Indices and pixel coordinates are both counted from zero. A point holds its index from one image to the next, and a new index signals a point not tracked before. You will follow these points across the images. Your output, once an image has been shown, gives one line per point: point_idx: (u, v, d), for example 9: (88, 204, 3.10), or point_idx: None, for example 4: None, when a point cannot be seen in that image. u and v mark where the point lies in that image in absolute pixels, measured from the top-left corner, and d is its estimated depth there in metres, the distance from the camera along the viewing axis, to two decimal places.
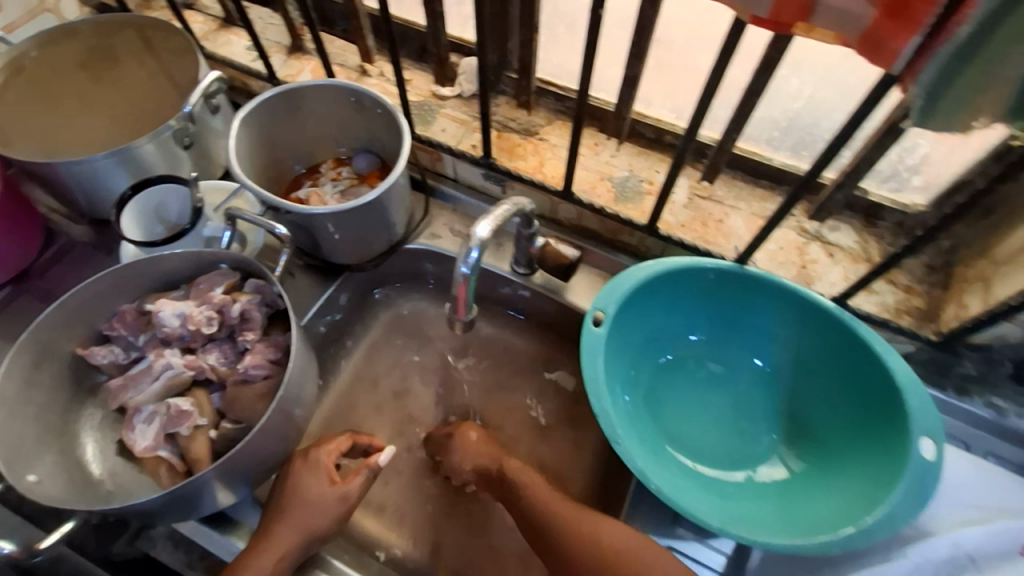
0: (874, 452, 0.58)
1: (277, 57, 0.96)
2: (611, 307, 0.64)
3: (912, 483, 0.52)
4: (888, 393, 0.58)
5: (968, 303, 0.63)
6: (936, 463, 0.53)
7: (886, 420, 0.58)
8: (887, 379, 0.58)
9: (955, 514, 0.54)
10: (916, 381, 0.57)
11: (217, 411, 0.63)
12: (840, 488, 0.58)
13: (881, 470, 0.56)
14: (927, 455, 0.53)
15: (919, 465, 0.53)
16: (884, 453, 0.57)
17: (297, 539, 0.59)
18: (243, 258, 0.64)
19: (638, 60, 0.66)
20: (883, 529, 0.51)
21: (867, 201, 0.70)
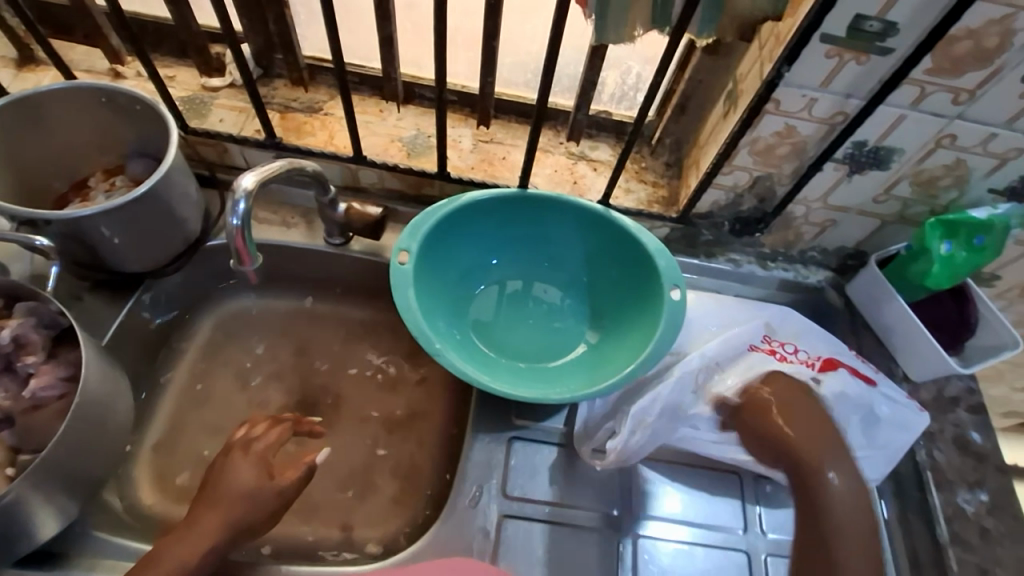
0: (644, 310, 0.72)
1: (4, 72, 0.86)
2: (414, 245, 0.70)
3: (668, 318, 0.67)
4: (644, 261, 0.72)
5: (691, 182, 0.80)
6: (683, 304, 0.68)
7: (645, 281, 0.73)
8: (640, 249, 0.72)
9: (702, 336, 0.70)
10: (658, 245, 0.72)
11: (10, 448, 0.57)
12: (627, 343, 0.71)
13: (648, 318, 0.70)
14: (675, 297, 0.69)
15: (670, 305, 0.68)
16: (648, 306, 0.71)
17: (224, 533, 0.58)
18: (7, 280, 0.59)
19: (386, 20, 0.72)
20: (654, 358, 0.65)
21: (613, 120, 0.85)
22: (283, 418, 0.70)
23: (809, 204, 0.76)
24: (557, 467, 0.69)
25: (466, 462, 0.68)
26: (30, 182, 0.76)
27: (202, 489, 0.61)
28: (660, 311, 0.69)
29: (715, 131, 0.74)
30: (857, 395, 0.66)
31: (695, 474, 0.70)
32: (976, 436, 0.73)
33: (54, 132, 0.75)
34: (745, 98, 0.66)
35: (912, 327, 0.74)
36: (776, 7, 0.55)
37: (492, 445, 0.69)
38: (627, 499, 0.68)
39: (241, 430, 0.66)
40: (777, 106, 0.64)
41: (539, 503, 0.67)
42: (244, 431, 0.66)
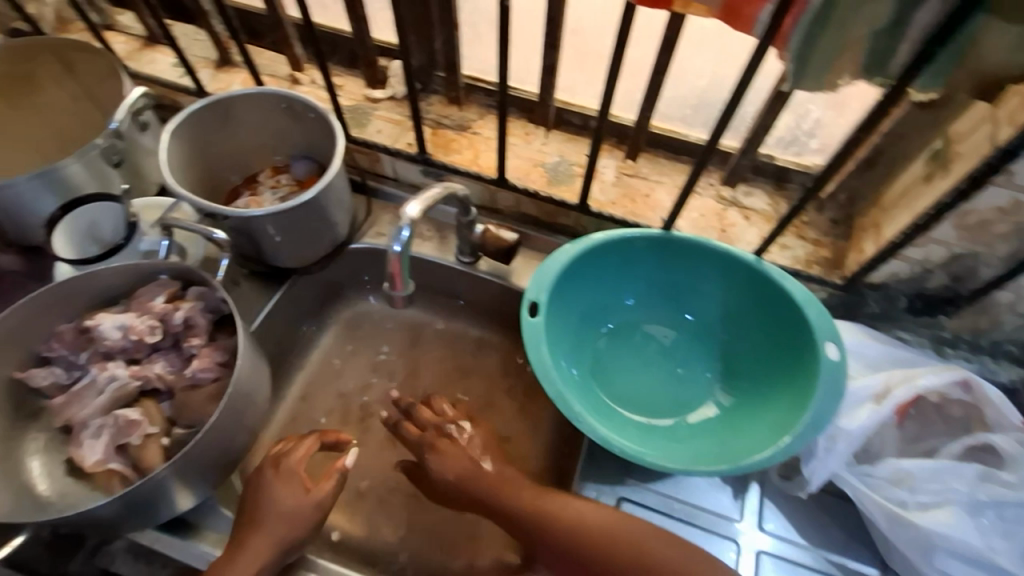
0: (791, 370, 0.64)
1: (205, 72, 0.97)
2: (543, 295, 0.67)
3: (828, 384, 0.59)
4: (794, 315, 0.65)
5: (865, 247, 0.70)
6: (841, 362, 0.61)
7: (795, 335, 0.65)
8: (787, 299, 0.65)
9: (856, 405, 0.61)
10: (811, 295, 0.64)
11: (167, 418, 0.63)
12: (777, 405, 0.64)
13: (800, 378, 0.63)
14: (833, 356, 0.61)
15: (829, 365, 0.60)
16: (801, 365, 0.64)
17: (273, 549, 0.60)
18: (184, 265, 0.65)
19: (553, 48, 0.70)
20: (814, 429, 0.57)
21: (774, 166, 0.77)
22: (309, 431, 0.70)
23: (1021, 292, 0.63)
24: None
25: None
26: (213, 173, 0.84)
27: (243, 507, 0.64)
28: (813, 372, 0.61)
29: (909, 196, 0.63)
30: None
31: None
32: None
33: (238, 131, 0.82)
34: (962, 165, 0.56)
35: None
36: None
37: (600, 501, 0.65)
38: None
39: (275, 448, 0.68)
40: (1007, 180, 0.53)
41: None
42: (278, 448, 0.68)
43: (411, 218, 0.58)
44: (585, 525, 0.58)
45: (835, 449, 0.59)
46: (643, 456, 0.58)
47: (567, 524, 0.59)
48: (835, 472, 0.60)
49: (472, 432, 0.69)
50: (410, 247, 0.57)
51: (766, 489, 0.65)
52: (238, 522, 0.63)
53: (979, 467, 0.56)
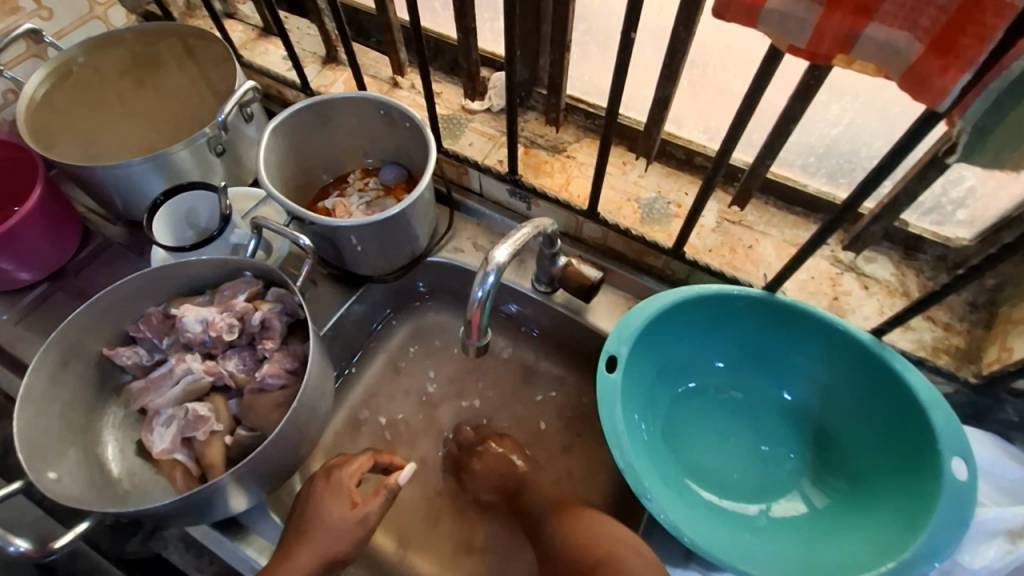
0: (903, 479, 0.57)
1: (311, 68, 0.98)
2: (624, 349, 0.62)
3: (949, 509, 0.51)
4: (915, 417, 0.56)
5: (1012, 346, 0.59)
6: (970, 484, 0.52)
7: (913, 439, 0.57)
8: (909, 396, 0.57)
9: (983, 545, 0.52)
10: (939, 396, 0.55)
11: (233, 417, 0.64)
12: (879, 515, 0.56)
13: (914, 492, 0.55)
14: (960, 476, 0.52)
15: (952, 487, 0.52)
16: (916, 477, 0.55)
17: (319, 564, 0.58)
18: (268, 266, 0.65)
19: (669, 82, 0.65)
20: (924, 561, 0.50)
21: (906, 233, 0.68)
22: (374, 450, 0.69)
23: None
24: None
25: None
26: (306, 171, 0.84)
27: (294, 514, 0.62)
28: (931, 491, 0.53)
29: None
30: None
31: None
32: None
33: (335, 132, 0.82)
34: None
35: None
36: None
37: None
38: None
39: (331, 459, 0.67)
40: None
41: None
42: (334, 459, 0.67)
43: (499, 263, 0.55)
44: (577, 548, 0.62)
45: None
46: (714, 552, 0.52)
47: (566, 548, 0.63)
48: None
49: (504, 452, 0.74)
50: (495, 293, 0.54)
51: None
52: (284, 533, 0.62)
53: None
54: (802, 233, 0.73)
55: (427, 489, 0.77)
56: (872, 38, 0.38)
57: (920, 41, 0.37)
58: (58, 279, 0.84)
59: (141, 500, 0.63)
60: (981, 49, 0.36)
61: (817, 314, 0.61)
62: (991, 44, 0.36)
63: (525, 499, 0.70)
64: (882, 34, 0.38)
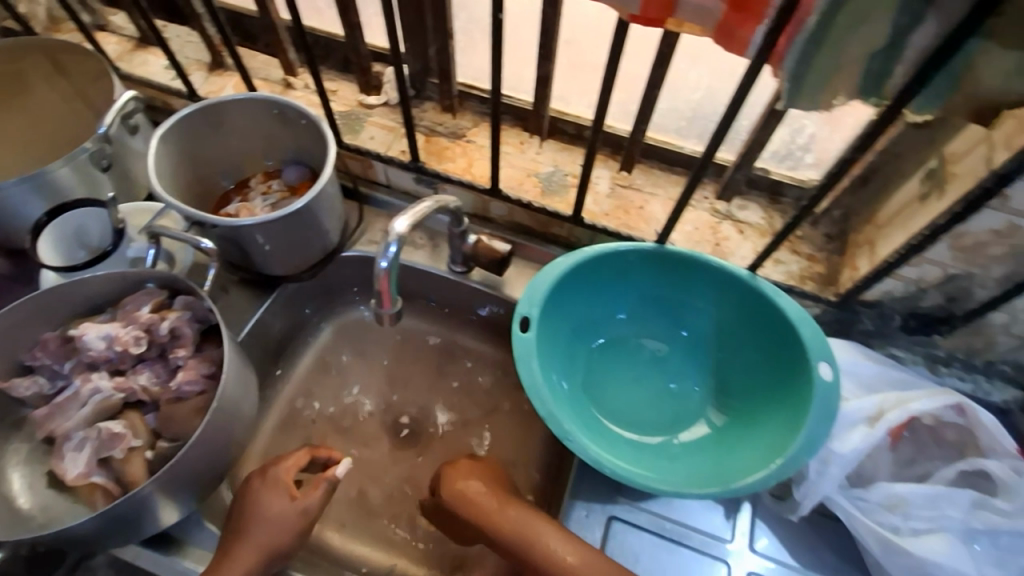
0: (784, 389, 0.65)
1: (197, 75, 0.95)
2: (535, 310, 0.66)
3: (820, 405, 0.59)
4: (788, 334, 0.65)
5: (858, 265, 0.69)
6: (834, 382, 0.60)
7: (788, 354, 0.65)
8: (781, 317, 0.65)
9: (852, 430, 0.60)
10: (803, 313, 0.64)
11: (152, 431, 0.63)
12: (769, 423, 0.64)
13: (794, 398, 0.63)
14: (826, 377, 0.61)
15: (821, 386, 0.60)
16: (794, 384, 0.63)
17: (261, 558, 0.58)
18: (171, 274, 0.64)
19: (546, 60, 0.70)
20: (806, 452, 0.57)
21: (768, 179, 0.77)
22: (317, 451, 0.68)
23: (1015, 313, 0.62)
24: (656, 558, 0.62)
25: None
26: (204, 179, 0.83)
27: (230, 516, 0.62)
28: (806, 393, 0.61)
29: (905, 213, 0.63)
30: None
31: None
32: None
33: (230, 137, 0.81)
34: (957, 186, 0.55)
35: None
36: None
37: (589, 520, 0.64)
38: None
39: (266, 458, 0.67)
40: (1003, 203, 0.53)
41: None
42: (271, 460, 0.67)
43: (400, 233, 0.58)
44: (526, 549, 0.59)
45: (827, 472, 0.59)
46: (634, 477, 0.57)
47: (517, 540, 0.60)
48: (827, 496, 0.59)
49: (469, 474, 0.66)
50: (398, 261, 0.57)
51: (758, 509, 0.64)
52: (221, 538, 0.61)
53: (974, 494, 0.54)
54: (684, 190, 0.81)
55: (369, 478, 0.78)
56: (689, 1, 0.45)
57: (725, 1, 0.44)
58: None
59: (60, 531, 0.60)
60: (767, 3, 0.43)
61: (700, 256, 0.69)
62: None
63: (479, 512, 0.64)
64: None
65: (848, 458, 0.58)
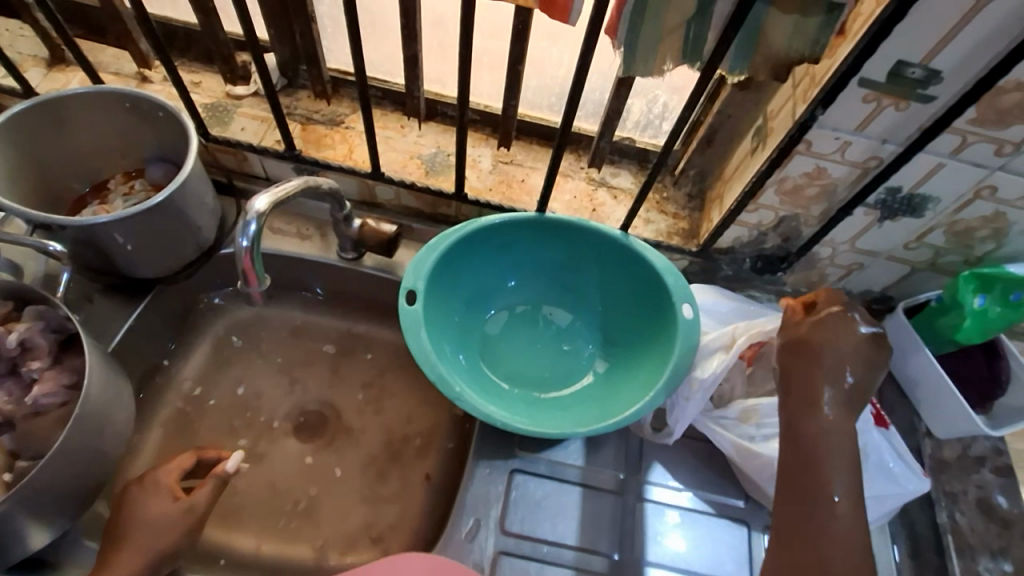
0: (657, 333, 0.71)
1: (34, 72, 0.87)
2: (421, 283, 0.67)
3: (684, 340, 0.66)
4: (656, 284, 0.71)
5: (713, 217, 0.78)
6: (695, 319, 0.67)
7: (657, 300, 0.72)
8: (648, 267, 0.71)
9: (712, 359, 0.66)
10: (666, 261, 0.71)
11: (9, 451, 0.57)
12: (645, 364, 0.70)
13: (663, 338, 0.69)
14: (688, 316, 0.68)
15: (684, 324, 0.67)
16: (663, 326, 0.70)
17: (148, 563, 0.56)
18: (17, 283, 0.59)
19: (412, 40, 0.71)
20: (674, 382, 0.63)
21: (635, 148, 0.84)
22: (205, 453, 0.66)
23: (836, 246, 0.73)
24: (554, 502, 0.67)
25: (467, 491, 0.66)
26: (50, 184, 0.76)
27: (111, 529, 0.58)
28: (672, 332, 0.68)
29: (742, 166, 0.71)
30: (864, 426, 0.63)
31: (694, 517, 0.67)
32: (1001, 500, 0.69)
33: (77, 135, 0.75)
34: (774, 137, 0.64)
35: (939, 383, 0.70)
36: (814, 48, 0.52)
37: (492, 476, 0.67)
38: (629, 538, 0.65)
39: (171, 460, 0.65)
40: (808, 147, 0.61)
41: (537, 541, 0.64)
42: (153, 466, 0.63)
43: (259, 211, 0.56)
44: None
45: (693, 398, 0.65)
46: (522, 426, 0.61)
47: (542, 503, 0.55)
48: (694, 420, 0.66)
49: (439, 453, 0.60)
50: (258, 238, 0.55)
51: (644, 444, 0.71)
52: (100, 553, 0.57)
53: None
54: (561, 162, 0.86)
55: (273, 475, 0.76)
56: None
57: None
58: None
59: None
60: None
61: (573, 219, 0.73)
62: None
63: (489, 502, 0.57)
64: None
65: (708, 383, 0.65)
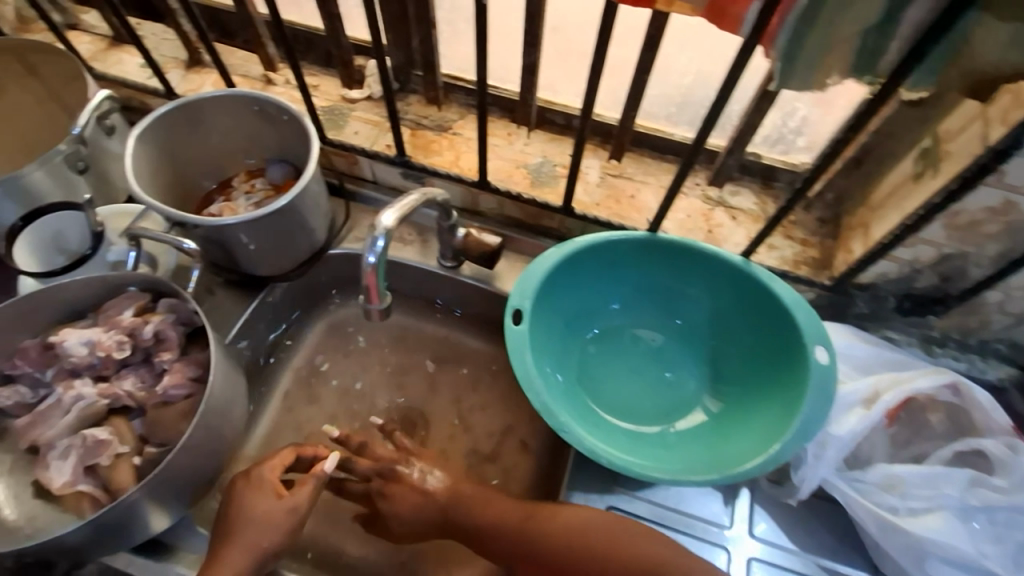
0: (780, 374, 0.64)
1: (175, 73, 0.93)
2: (527, 302, 0.65)
3: (816, 387, 0.59)
4: (782, 319, 0.64)
5: (853, 248, 0.69)
6: (830, 365, 0.60)
7: (783, 338, 0.64)
8: (774, 301, 0.64)
9: (848, 414, 0.59)
10: (797, 296, 0.63)
11: (139, 436, 0.61)
12: (766, 408, 0.64)
13: (789, 382, 0.62)
14: (821, 360, 0.60)
15: (816, 369, 0.60)
16: (789, 368, 0.63)
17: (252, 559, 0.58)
18: (154, 277, 0.62)
19: (533, 48, 0.68)
20: (804, 434, 0.57)
21: (760, 165, 0.76)
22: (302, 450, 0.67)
23: (1009, 292, 0.62)
24: None
25: None
26: (184, 180, 0.80)
27: (218, 522, 0.61)
28: (801, 376, 0.61)
29: (899, 194, 0.62)
30: None
31: None
32: None
33: (210, 135, 0.79)
34: (951, 165, 0.55)
35: None
36: None
37: None
38: None
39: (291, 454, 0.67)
40: (998, 178, 0.52)
41: None
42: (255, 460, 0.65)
43: (387, 227, 0.57)
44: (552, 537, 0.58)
45: (825, 456, 0.58)
46: (631, 467, 0.56)
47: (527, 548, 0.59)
48: (824, 479, 0.59)
49: (421, 465, 0.69)
50: (385, 254, 0.56)
51: (757, 495, 0.64)
52: (209, 541, 0.60)
53: (971, 472, 0.55)
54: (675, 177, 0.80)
55: None
56: None
57: None
58: None
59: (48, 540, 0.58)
60: None
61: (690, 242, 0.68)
62: None
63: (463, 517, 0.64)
64: None
65: (841, 442, 0.58)
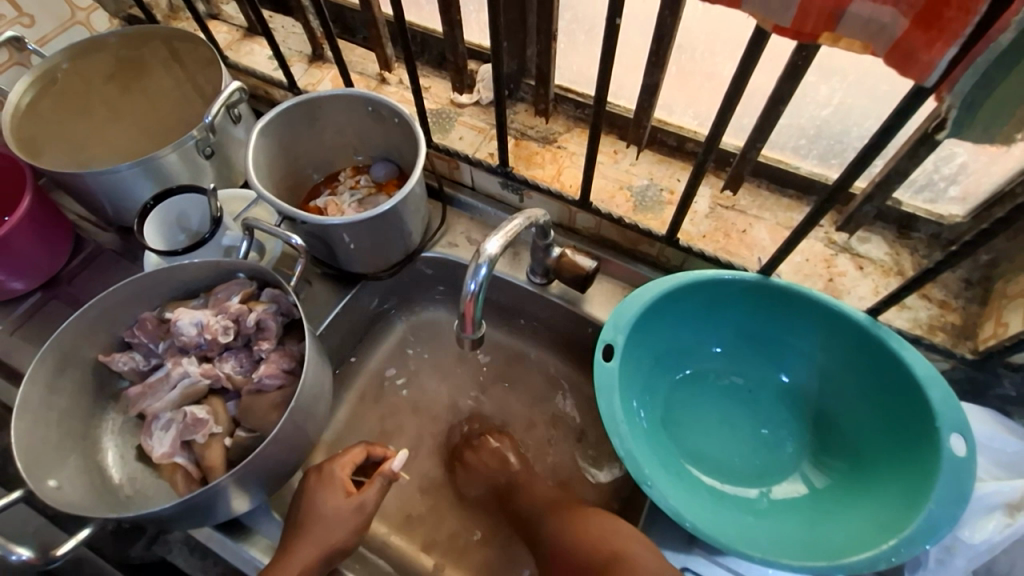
0: (903, 457, 0.57)
1: (298, 66, 0.97)
2: (620, 337, 0.62)
3: (948, 484, 0.51)
4: (912, 394, 0.56)
5: (1007, 323, 0.59)
6: (969, 459, 0.52)
7: (911, 418, 0.56)
8: (905, 374, 0.56)
9: (981, 522, 0.54)
10: (936, 372, 0.55)
11: (232, 418, 0.64)
12: (882, 494, 0.56)
13: (914, 470, 0.55)
14: (958, 452, 0.52)
15: (951, 462, 0.52)
16: (916, 454, 0.55)
17: (323, 554, 0.59)
18: (261, 267, 0.65)
19: (657, 68, 0.64)
20: (926, 537, 0.49)
21: (899, 212, 0.68)
22: (373, 449, 0.68)
23: None
24: None
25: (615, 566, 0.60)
26: (296, 172, 0.84)
27: (290, 517, 0.62)
28: (930, 467, 0.53)
29: None
30: None
31: None
32: None
33: (325, 130, 0.82)
34: None
35: None
36: None
37: None
38: None
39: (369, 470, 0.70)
40: None
41: None
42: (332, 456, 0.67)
43: (491, 255, 0.56)
44: (596, 547, 0.60)
45: (951, 563, 0.54)
46: (717, 536, 0.52)
47: (564, 548, 0.63)
48: None
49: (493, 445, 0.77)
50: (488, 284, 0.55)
51: None
52: (284, 529, 0.62)
53: None
54: (795, 216, 0.73)
55: (430, 483, 0.77)
56: (855, 15, 0.39)
57: (906, 17, 0.38)
58: (51, 287, 0.83)
59: (143, 505, 0.63)
60: (966, 21, 0.36)
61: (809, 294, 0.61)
62: (977, 16, 0.36)
63: (517, 507, 0.70)
64: (865, 10, 0.38)
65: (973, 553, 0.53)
